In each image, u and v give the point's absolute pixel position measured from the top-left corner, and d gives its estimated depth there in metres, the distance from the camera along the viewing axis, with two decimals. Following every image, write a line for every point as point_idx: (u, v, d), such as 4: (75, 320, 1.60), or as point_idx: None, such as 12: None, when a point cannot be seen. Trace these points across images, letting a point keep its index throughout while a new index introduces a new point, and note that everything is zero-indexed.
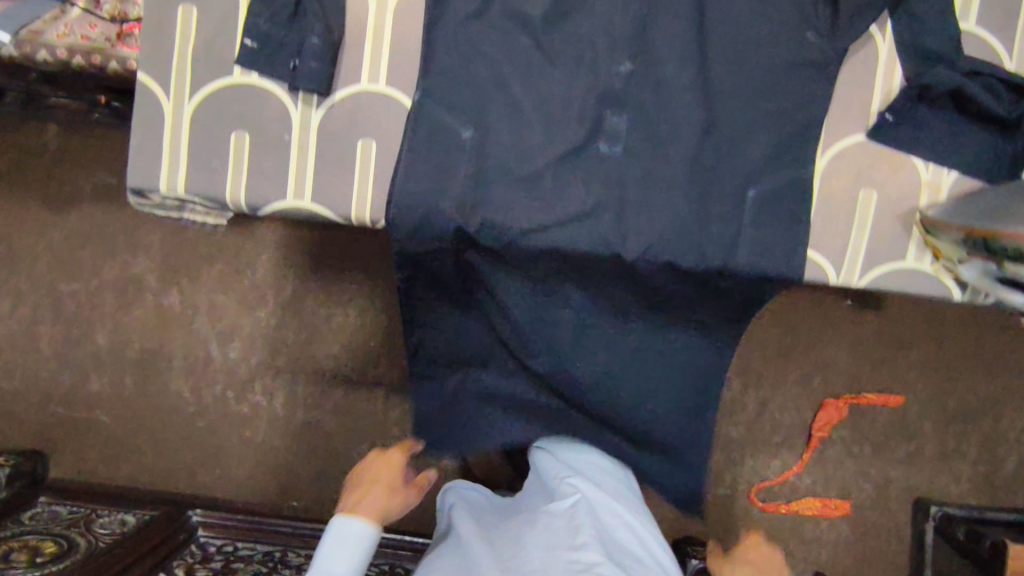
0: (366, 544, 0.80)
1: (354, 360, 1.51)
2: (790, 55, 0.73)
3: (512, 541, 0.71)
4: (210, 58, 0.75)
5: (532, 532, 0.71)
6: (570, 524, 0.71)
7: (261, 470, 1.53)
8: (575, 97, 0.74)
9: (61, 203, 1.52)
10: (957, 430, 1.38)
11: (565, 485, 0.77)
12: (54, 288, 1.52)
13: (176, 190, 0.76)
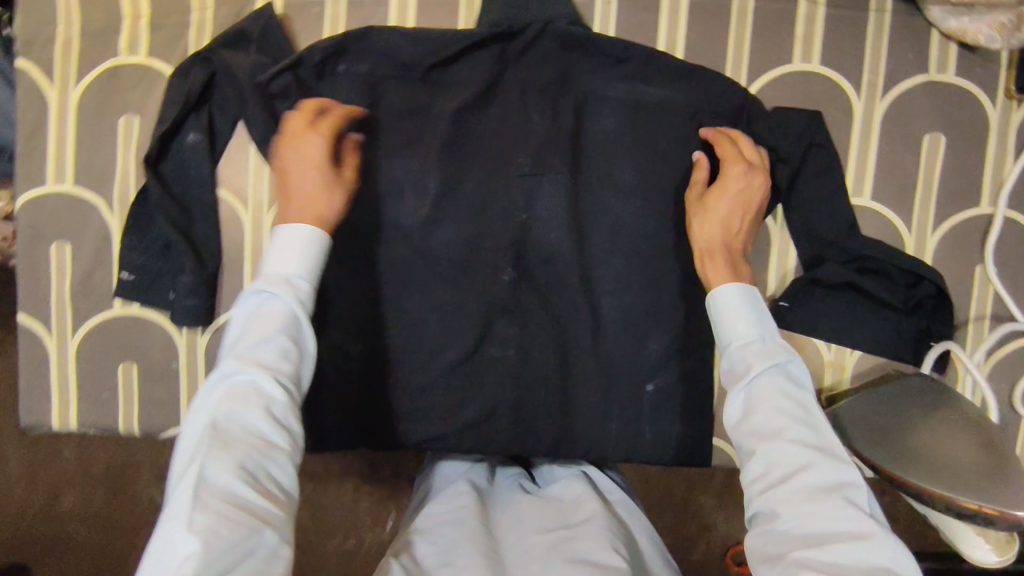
0: (312, 250, 0.59)
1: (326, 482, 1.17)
2: (677, 248, 0.71)
3: (512, 522, 0.66)
4: (90, 292, 0.73)
5: (529, 513, 0.67)
6: (571, 504, 0.67)
7: None
8: (465, 307, 0.73)
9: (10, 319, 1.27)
10: None
11: (570, 474, 0.73)
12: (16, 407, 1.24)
13: (69, 424, 0.75)
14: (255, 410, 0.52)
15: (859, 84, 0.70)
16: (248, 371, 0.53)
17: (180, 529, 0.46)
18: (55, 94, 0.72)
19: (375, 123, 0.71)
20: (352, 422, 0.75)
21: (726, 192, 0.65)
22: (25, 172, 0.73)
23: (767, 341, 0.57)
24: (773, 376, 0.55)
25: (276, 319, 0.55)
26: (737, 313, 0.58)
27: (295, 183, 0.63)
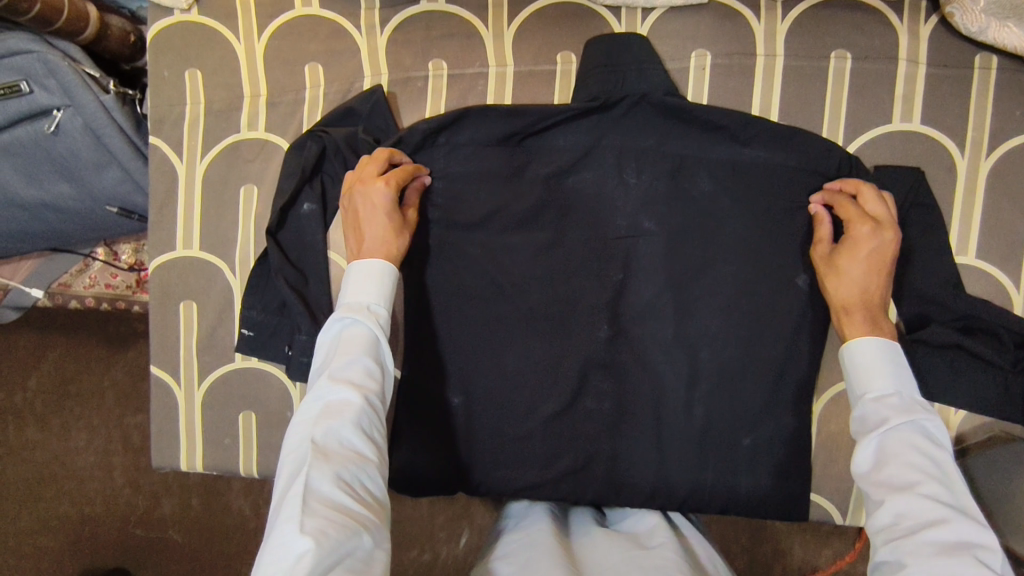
0: (387, 279, 0.65)
1: (407, 503, 1.25)
2: (773, 307, 0.72)
3: (588, 548, 0.68)
4: (214, 346, 0.80)
5: (609, 542, 0.69)
6: (644, 533, 0.70)
7: None
8: (563, 361, 0.75)
9: (123, 342, 1.44)
10: None
11: (642, 513, 0.75)
12: (124, 422, 1.42)
13: (195, 466, 0.82)
14: (349, 422, 0.55)
15: (962, 142, 0.69)
16: (342, 389, 0.57)
17: (291, 530, 0.47)
18: (182, 167, 0.78)
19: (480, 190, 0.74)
20: (456, 469, 0.79)
21: (857, 257, 0.65)
22: (156, 238, 0.79)
23: (906, 397, 0.58)
24: (908, 431, 0.56)
25: (361, 342, 0.61)
26: (873, 371, 0.61)
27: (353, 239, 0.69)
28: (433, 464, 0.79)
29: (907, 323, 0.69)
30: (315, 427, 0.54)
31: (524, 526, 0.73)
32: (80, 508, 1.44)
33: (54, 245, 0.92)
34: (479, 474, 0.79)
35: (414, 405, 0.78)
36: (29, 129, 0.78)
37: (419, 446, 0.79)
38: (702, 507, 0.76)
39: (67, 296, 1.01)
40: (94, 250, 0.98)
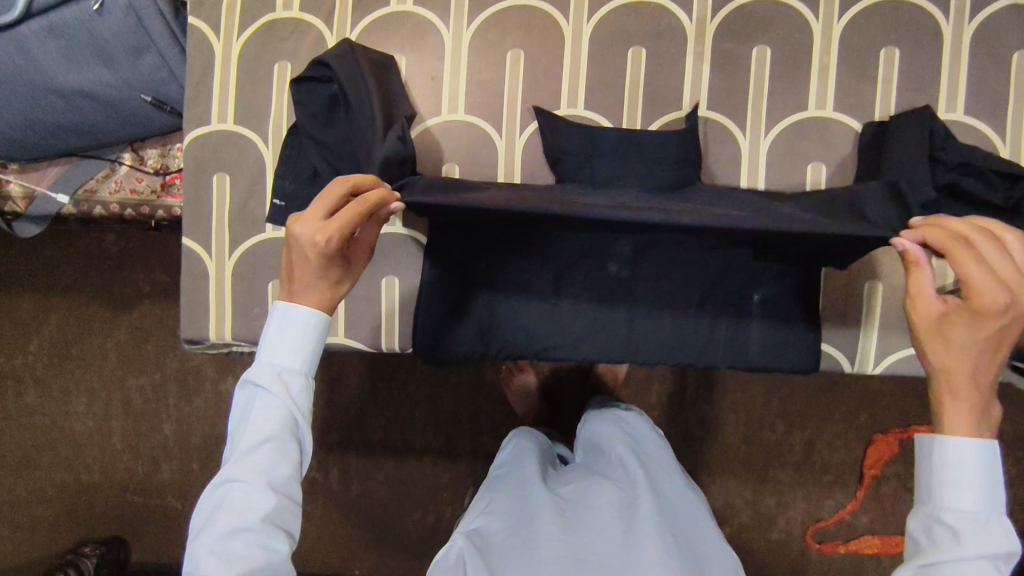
0: (309, 335, 0.59)
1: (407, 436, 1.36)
2: (775, 162, 0.78)
3: (582, 509, 0.73)
4: (246, 217, 0.83)
5: (596, 505, 0.73)
6: (632, 499, 0.74)
7: (337, 533, 1.39)
8: None
9: (123, 302, 1.45)
10: None
11: (614, 444, 0.85)
12: (122, 384, 1.44)
13: (224, 336, 0.84)
14: (255, 522, 0.54)
15: (947, 9, 0.76)
16: (248, 484, 0.55)
17: None
18: (220, 46, 0.82)
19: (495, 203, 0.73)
20: (479, 330, 0.82)
21: (972, 332, 0.52)
22: (192, 113, 0.83)
23: (990, 527, 0.50)
24: (980, 563, 0.49)
25: (272, 423, 0.56)
26: (955, 478, 0.52)
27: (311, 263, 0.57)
28: (460, 326, 0.82)
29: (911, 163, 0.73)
30: (222, 529, 0.54)
31: (519, 475, 0.81)
32: (78, 477, 1.47)
33: (80, 146, 0.94)
34: (505, 335, 0.82)
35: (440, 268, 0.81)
36: (76, 9, 0.83)
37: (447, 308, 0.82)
38: (715, 360, 0.80)
39: (92, 202, 1.02)
40: (122, 156, 1.01)
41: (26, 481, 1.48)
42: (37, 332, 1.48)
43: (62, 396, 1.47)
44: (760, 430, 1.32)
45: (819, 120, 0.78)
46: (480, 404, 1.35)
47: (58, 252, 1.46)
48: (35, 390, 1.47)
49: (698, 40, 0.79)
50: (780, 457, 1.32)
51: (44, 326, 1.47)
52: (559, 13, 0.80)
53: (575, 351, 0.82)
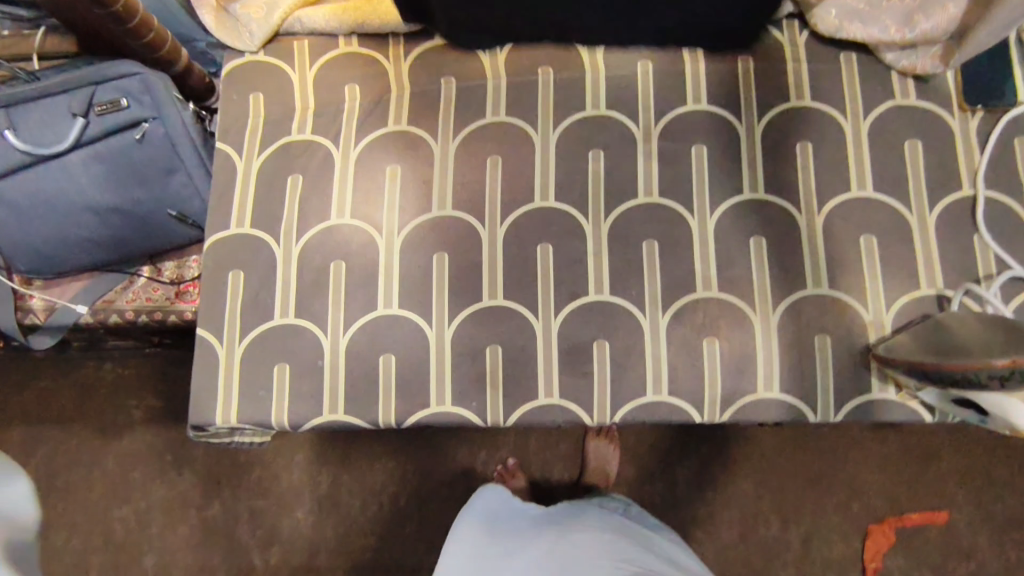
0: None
1: (396, 550, 1.43)
2: (723, 236, 0.90)
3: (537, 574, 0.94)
4: (257, 307, 0.91)
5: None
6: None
7: None
8: (562, 296, 0.90)
9: (113, 430, 1.52)
10: (1016, 541, 1.30)
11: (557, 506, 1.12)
12: (106, 514, 1.49)
13: (230, 419, 0.89)
14: None
15: (845, 109, 0.92)
16: None
17: None
18: (241, 164, 0.96)
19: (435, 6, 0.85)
20: (467, 397, 0.89)
21: None
22: (214, 221, 0.95)
23: None
24: None
25: None
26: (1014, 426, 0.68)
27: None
28: (451, 396, 0.89)
29: None
30: None
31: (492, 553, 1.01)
32: None
33: (113, 256, 1.06)
34: (495, 400, 0.88)
35: (431, 347, 0.90)
36: (119, 137, 0.97)
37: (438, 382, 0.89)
38: (686, 416, 0.87)
39: (109, 310, 1.11)
40: (141, 269, 1.12)
41: None
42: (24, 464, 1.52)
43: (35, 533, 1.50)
44: (756, 526, 1.32)
45: (755, 201, 0.90)
46: None
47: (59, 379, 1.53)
48: None
49: (646, 142, 0.93)
50: (780, 554, 1.32)
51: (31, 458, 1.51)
52: (529, 126, 0.95)
53: (559, 410, 0.88)
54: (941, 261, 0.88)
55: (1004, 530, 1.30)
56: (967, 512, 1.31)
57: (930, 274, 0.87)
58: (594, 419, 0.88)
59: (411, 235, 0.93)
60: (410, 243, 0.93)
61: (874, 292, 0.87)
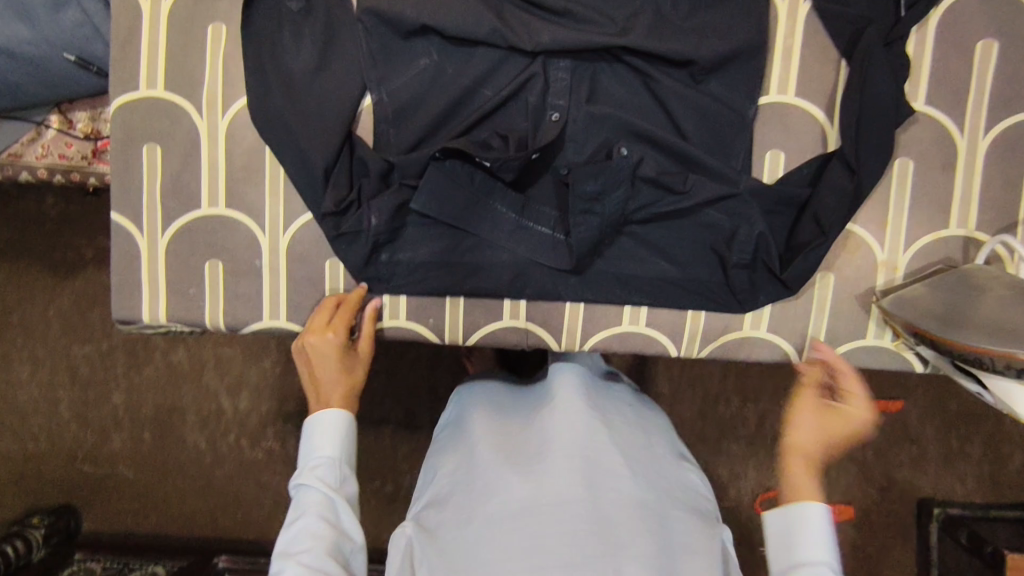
0: (342, 429, 0.71)
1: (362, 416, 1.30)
2: (735, 148, 0.75)
3: (533, 482, 0.67)
4: (179, 192, 0.78)
5: (554, 486, 0.66)
6: (597, 478, 0.67)
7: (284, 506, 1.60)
8: (537, 205, 0.77)
9: (66, 269, 1.56)
10: (961, 434, 1.26)
11: (568, 396, 0.73)
12: (68, 352, 1.58)
13: (158, 318, 0.80)
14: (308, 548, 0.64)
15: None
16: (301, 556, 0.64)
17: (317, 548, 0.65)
18: (146, 3, 0.76)
19: (435, 46, 0.75)
20: (420, 310, 0.79)
21: None
22: (117, 76, 0.77)
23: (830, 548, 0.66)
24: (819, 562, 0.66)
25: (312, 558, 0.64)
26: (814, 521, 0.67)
27: (334, 360, 0.74)
28: (402, 307, 0.79)
29: (877, 152, 0.72)
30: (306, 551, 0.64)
31: (461, 473, 0.72)
32: (38, 445, 1.62)
33: (5, 105, 0.88)
34: (453, 314, 0.80)
35: (381, 250, 0.77)
36: None
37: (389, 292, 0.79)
38: (661, 346, 0.80)
39: (17, 166, 0.95)
40: (48, 118, 0.94)
41: None
42: None
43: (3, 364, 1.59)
44: (714, 404, 1.30)
45: (781, 107, 0.75)
46: (433, 379, 1.29)
47: (21, 219, 1.55)
48: None
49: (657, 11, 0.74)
50: (731, 432, 1.30)
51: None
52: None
53: (524, 332, 0.80)
54: (979, 197, 0.75)
55: (953, 422, 1.26)
56: (924, 407, 1.26)
57: (964, 213, 0.75)
58: (561, 345, 0.80)
59: (365, 118, 0.77)
60: (364, 130, 0.77)
61: (894, 227, 0.76)
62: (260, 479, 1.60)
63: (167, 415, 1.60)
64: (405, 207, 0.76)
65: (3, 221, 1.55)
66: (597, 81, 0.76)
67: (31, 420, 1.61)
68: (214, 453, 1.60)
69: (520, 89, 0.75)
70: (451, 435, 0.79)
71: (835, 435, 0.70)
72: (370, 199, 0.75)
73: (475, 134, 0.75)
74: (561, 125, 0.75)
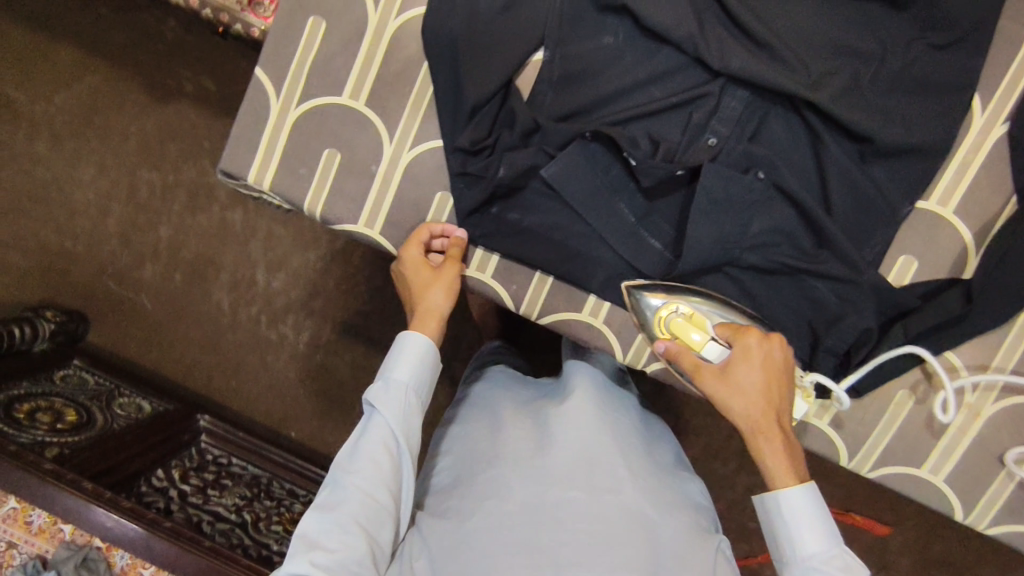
0: (426, 362, 0.76)
1: None
2: (873, 239, 0.73)
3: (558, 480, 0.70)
4: (328, 73, 0.77)
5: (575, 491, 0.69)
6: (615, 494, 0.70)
7: (276, 391, 1.63)
8: (658, 218, 0.76)
9: (162, 94, 1.57)
10: None
11: (582, 404, 0.78)
12: (134, 172, 1.60)
13: (262, 183, 0.80)
14: (365, 481, 0.69)
15: None
16: (355, 489, 0.69)
17: (374, 480, 0.69)
18: None
19: (624, 28, 0.74)
20: (508, 273, 0.79)
21: None
22: None
23: (829, 552, 0.65)
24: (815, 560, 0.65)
25: (369, 491, 0.69)
26: (809, 530, 0.65)
27: (420, 274, 0.77)
28: (492, 263, 0.79)
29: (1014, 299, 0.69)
30: (361, 485, 0.69)
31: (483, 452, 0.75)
32: (76, 246, 1.66)
33: None
34: (538, 290, 0.79)
35: (496, 203, 0.77)
36: None
37: (485, 245, 0.78)
38: None
39: None
40: None
41: (34, 230, 1.66)
42: (74, 89, 1.60)
43: (72, 159, 1.62)
44: (710, 457, 1.26)
45: (933, 216, 0.73)
46: (459, 330, 1.28)
47: (139, 31, 1.56)
48: (62, 144, 1.62)
49: (860, 80, 0.71)
50: (719, 487, 1.27)
51: (95, 94, 1.59)
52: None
53: (596, 332, 0.80)
54: None
55: (926, 564, 1.26)
56: (906, 540, 1.26)
57: None
58: (625, 358, 0.80)
59: (529, 71, 0.76)
60: (524, 82, 0.76)
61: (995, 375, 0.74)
62: (263, 357, 1.63)
63: (201, 266, 1.62)
64: (534, 171, 0.75)
65: (123, 25, 1.56)
66: (766, 123, 0.73)
67: (78, 221, 1.65)
68: (232, 318, 1.63)
69: (690, 102, 0.73)
70: (473, 416, 0.82)
71: (774, 379, 0.68)
72: (505, 150, 0.74)
73: (629, 128, 0.74)
74: (715, 152, 0.73)
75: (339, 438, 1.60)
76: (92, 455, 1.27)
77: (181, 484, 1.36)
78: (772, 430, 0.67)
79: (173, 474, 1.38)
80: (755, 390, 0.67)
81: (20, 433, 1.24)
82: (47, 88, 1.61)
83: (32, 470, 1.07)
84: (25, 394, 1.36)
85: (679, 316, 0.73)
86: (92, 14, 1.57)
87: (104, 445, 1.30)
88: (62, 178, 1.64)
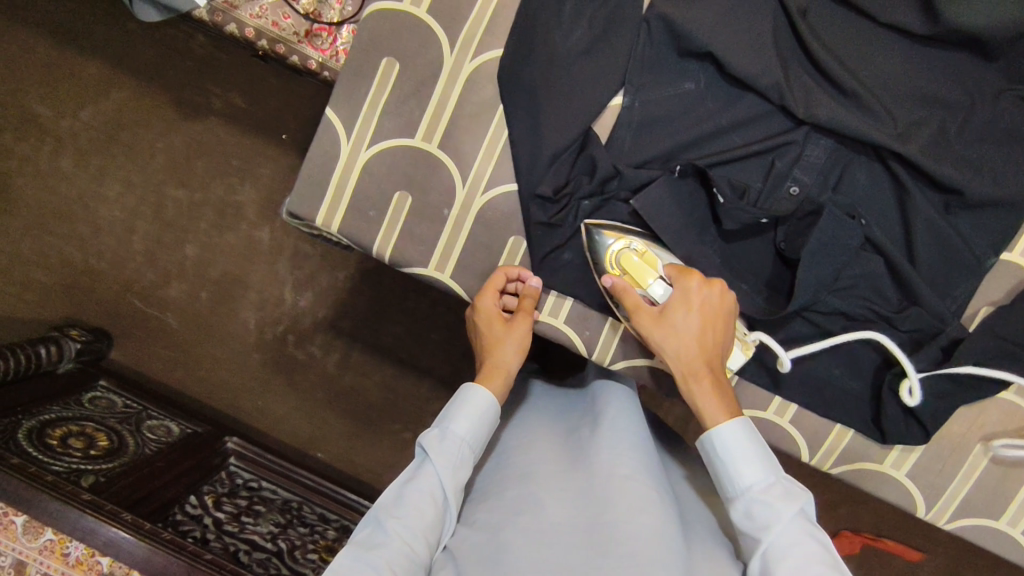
0: (486, 417, 0.74)
1: None
2: (955, 290, 0.72)
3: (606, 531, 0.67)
4: (401, 115, 0.76)
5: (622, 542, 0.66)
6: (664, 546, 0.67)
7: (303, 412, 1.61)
8: (735, 266, 0.76)
9: (190, 111, 1.55)
10: None
11: (629, 449, 0.75)
12: (162, 190, 1.58)
13: (330, 226, 0.79)
14: (407, 528, 0.66)
15: None
16: (396, 536, 0.66)
17: (415, 528, 0.67)
18: None
19: (706, 74, 0.73)
20: (581, 319, 0.78)
21: None
22: None
23: (771, 486, 0.63)
24: (758, 496, 0.63)
25: (409, 539, 0.66)
26: (740, 459, 0.65)
27: (493, 327, 0.76)
28: (564, 309, 0.78)
29: None
30: (401, 532, 0.66)
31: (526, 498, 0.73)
32: (101, 264, 1.64)
33: None
34: (609, 337, 0.78)
35: (571, 250, 0.76)
36: None
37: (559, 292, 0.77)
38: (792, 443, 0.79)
39: (228, 16, 0.95)
40: None
41: (56, 246, 1.63)
42: (100, 105, 1.58)
43: (97, 176, 1.60)
44: None
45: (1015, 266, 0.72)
46: None
47: (168, 47, 1.54)
48: (88, 161, 1.60)
49: (945, 131, 0.70)
50: None
51: (121, 110, 1.57)
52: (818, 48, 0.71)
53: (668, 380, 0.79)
54: None
55: None
56: (942, 567, 1.26)
57: None
58: None
59: (607, 116, 0.74)
60: (601, 127, 0.75)
61: None
62: (290, 378, 1.61)
63: (228, 284, 1.60)
64: (612, 218, 0.74)
65: (152, 41, 1.54)
66: (848, 172, 0.72)
67: (102, 239, 1.62)
68: (259, 337, 1.61)
69: (772, 150, 0.72)
70: (511, 455, 0.80)
71: (711, 324, 0.68)
72: (582, 197, 0.73)
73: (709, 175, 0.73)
74: (798, 201, 0.72)
75: (367, 459, 1.58)
76: (127, 483, 1.24)
77: (216, 512, 1.34)
78: (701, 378, 0.68)
79: (207, 501, 1.36)
80: (691, 335, 0.68)
81: (55, 461, 1.20)
82: (73, 103, 1.58)
83: (70, 499, 1.00)
84: (56, 418, 1.32)
85: (633, 253, 0.72)
86: (121, 29, 1.55)
87: (138, 473, 1.27)
88: (87, 195, 1.61)
